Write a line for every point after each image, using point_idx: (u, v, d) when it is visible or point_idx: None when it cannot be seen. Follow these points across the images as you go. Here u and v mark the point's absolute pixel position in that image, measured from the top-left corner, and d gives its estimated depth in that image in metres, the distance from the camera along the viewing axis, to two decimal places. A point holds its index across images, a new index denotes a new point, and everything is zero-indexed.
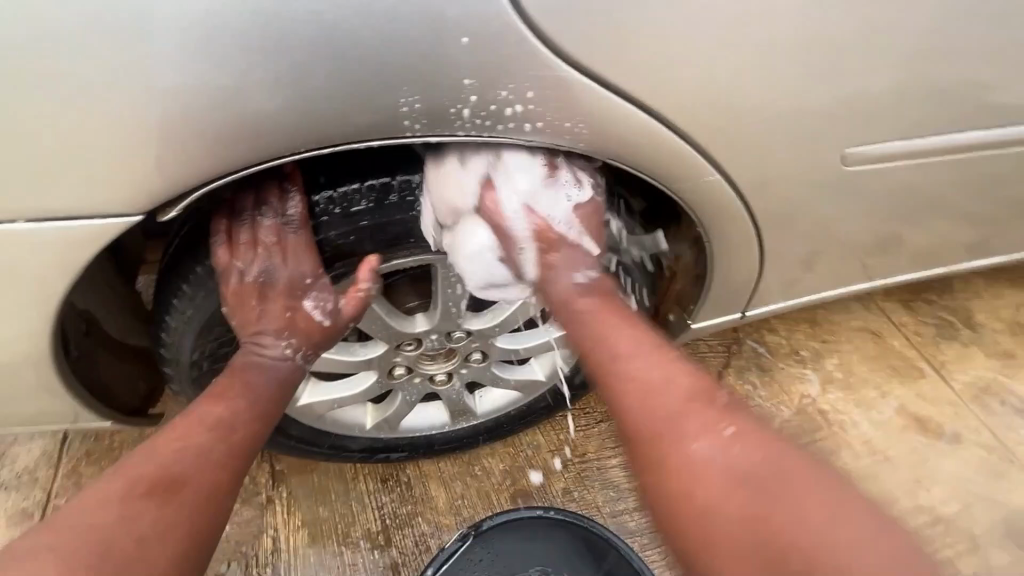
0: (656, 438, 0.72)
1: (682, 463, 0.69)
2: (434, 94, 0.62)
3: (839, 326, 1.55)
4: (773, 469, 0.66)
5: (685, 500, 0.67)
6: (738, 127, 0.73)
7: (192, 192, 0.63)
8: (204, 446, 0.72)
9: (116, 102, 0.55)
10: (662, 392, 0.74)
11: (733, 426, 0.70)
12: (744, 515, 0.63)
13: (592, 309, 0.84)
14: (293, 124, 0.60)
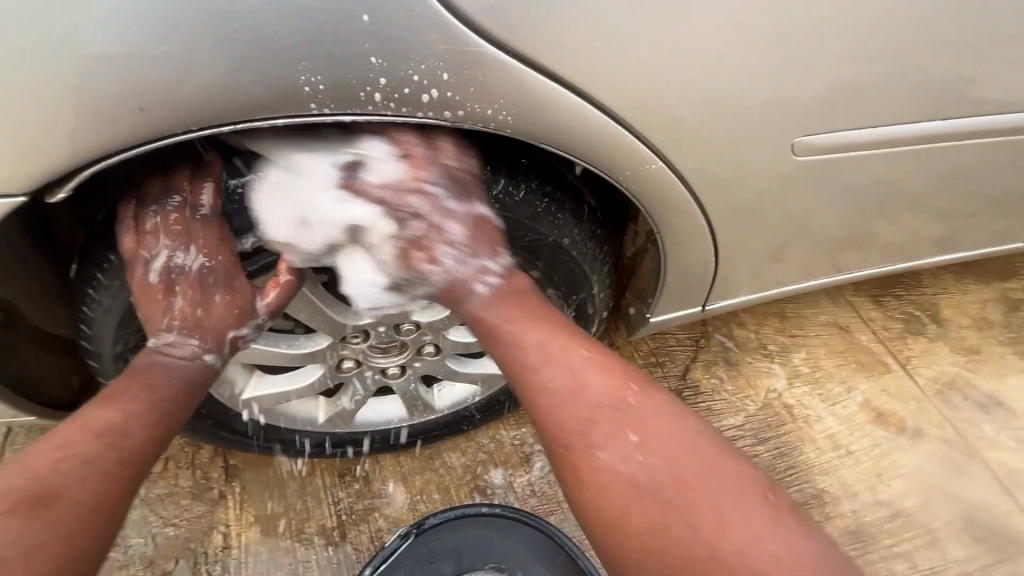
0: (566, 450, 0.71)
1: (589, 472, 0.69)
2: (341, 74, 0.57)
3: (808, 320, 1.55)
4: (687, 470, 0.66)
5: (602, 513, 0.67)
6: (686, 115, 0.71)
7: (80, 172, 0.59)
8: (87, 454, 0.66)
9: (7, 80, 0.52)
10: (574, 399, 0.72)
11: (642, 429, 0.70)
12: (652, 526, 0.64)
13: (502, 319, 0.77)
14: (195, 102, 0.56)
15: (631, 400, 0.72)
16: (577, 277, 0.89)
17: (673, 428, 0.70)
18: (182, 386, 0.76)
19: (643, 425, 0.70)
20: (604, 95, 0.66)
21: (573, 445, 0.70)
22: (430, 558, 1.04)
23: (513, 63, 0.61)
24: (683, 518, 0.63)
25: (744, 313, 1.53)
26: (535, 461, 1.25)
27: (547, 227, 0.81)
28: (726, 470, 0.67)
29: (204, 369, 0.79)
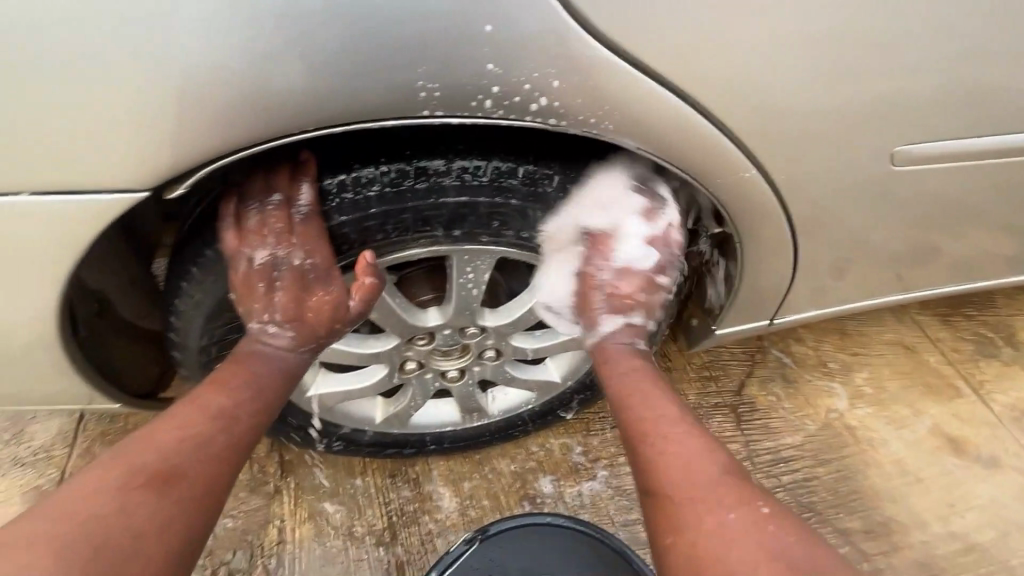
0: (687, 502, 0.69)
1: (712, 527, 0.66)
2: (456, 82, 0.59)
3: (871, 338, 1.48)
4: (810, 556, 0.63)
5: (704, 565, 0.63)
6: (778, 121, 0.69)
7: (200, 169, 0.61)
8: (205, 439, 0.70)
9: (134, 80, 0.54)
10: (705, 458, 0.73)
11: (772, 506, 0.68)
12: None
13: (638, 370, 0.87)
14: (310, 104, 0.58)
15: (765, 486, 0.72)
16: None
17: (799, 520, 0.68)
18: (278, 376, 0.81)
19: (772, 505, 0.69)
20: (699, 98, 0.65)
21: (693, 496, 0.69)
22: (495, 567, 1.03)
23: (628, 70, 0.61)
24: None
25: (802, 328, 1.48)
26: (585, 471, 1.23)
27: None
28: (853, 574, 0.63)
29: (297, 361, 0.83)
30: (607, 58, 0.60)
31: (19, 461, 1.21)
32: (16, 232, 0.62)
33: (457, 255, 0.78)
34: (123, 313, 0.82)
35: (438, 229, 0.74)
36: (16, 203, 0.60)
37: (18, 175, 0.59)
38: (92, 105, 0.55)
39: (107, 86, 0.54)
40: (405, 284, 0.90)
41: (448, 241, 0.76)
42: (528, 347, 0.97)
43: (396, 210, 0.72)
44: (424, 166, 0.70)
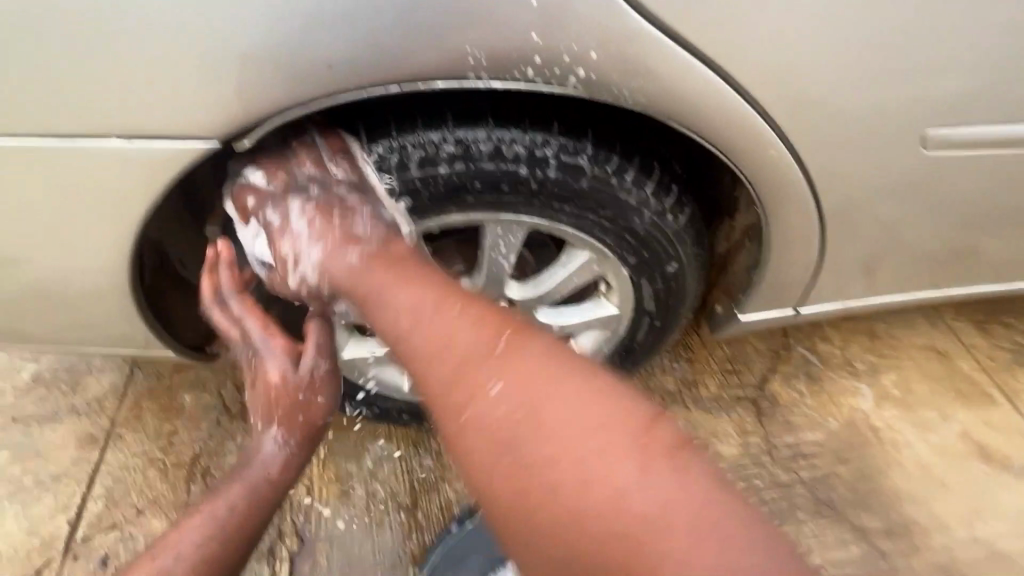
0: (455, 419, 0.64)
1: (473, 432, 0.61)
2: (501, 51, 0.62)
3: (901, 341, 1.45)
4: (552, 411, 0.59)
5: (479, 476, 0.61)
6: (814, 100, 0.70)
7: (266, 123, 0.65)
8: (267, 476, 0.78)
9: (207, 35, 0.58)
10: (446, 356, 0.65)
11: (506, 379, 0.62)
12: (520, 483, 0.57)
13: (378, 284, 0.71)
14: (364, 64, 0.61)
15: (498, 350, 0.64)
16: (675, 267, 0.89)
17: (539, 370, 0.62)
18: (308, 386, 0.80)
19: (508, 375, 0.62)
20: (734, 73, 0.66)
21: (451, 410, 0.64)
22: None
23: (665, 43, 0.63)
24: (553, 473, 0.56)
25: (829, 327, 1.46)
26: None
27: (653, 211, 0.82)
28: (600, 399, 0.59)
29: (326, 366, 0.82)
30: (644, 30, 0.62)
31: (74, 410, 1.30)
32: (94, 178, 0.68)
33: (491, 224, 0.82)
34: (178, 267, 0.88)
35: (472, 197, 0.79)
36: (93, 150, 0.65)
37: (97, 125, 0.64)
38: (166, 61, 0.59)
39: (180, 43, 0.59)
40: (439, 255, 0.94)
41: (482, 211, 0.80)
42: (555, 322, 1.00)
43: (433, 177, 0.76)
44: (463, 137, 0.74)
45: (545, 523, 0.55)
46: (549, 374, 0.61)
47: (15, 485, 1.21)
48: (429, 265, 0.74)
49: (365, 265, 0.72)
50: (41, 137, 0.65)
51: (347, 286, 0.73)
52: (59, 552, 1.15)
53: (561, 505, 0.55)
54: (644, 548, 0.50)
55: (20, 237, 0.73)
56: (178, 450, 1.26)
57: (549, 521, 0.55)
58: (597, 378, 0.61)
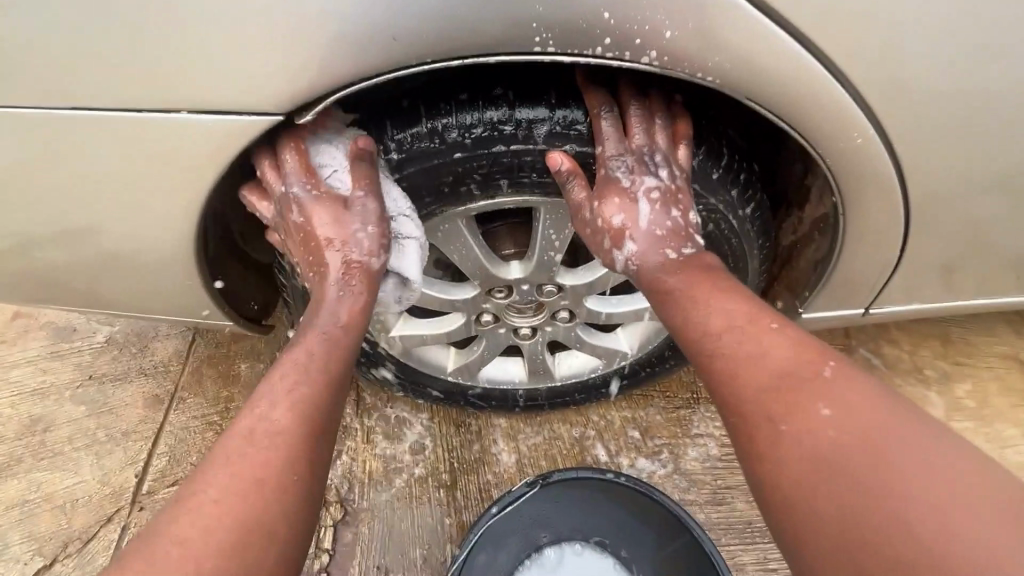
0: (745, 417, 0.59)
1: (768, 440, 0.56)
2: (569, 31, 0.59)
3: (978, 349, 1.34)
4: (911, 451, 0.49)
5: (774, 487, 0.55)
6: (911, 81, 0.63)
7: (324, 98, 0.64)
8: (285, 486, 0.60)
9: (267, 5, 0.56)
10: (759, 368, 0.60)
11: (839, 404, 0.54)
12: (835, 506, 0.50)
13: (683, 292, 0.68)
14: (427, 38, 0.59)
15: (823, 376, 0.57)
16: (738, 260, 0.83)
17: (872, 401, 0.54)
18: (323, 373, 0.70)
19: (836, 399, 0.55)
20: (830, 50, 0.60)
21: (753, 417, 0.58)
22: (550, 507, 1.05)
23: (750, 16, 0.58)
24: (882, 509, 0.47)
25: (896, 330, 1.37)
26: (645, 445, 1.23)
27: (719, 199, 0.74)
28: (950, 461, 0.48)
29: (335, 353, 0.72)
30: (729, 7, 0.57)
31: (143, 372, 1.39)
32: (166, 150, 0.68)
33: (545, 207, 0.77)
34: (235, 239, 0.91)
35: (545, 175, 0.70)
36: (163, 122, 0.65)
37: (167, 97, 0.63)
38: (233, 31, 0.58)
39: (248, 15, 0.57)
40: (489, 239, 0.91)
41: (541, 194, 0.73)
42: (603, 311, 0.98)
43: (501, 154, 0.67)
44: (527, 114, 0.66)
45: (850, 555, 0.48)
46: (892, 412, 0.53)
47: (89, 438, 1.30)
48: (730, 279, 0.70)
49: (680, 264, 0.70)
50: (113, 110, 0.65)
51: (656, 285, 0.71)
52: (127, 502, 1.22)
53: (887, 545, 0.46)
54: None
55: (95, 209, 0.75)
56: (234, 415, 1.33)
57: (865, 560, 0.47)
58: (937, 429, 0.51)
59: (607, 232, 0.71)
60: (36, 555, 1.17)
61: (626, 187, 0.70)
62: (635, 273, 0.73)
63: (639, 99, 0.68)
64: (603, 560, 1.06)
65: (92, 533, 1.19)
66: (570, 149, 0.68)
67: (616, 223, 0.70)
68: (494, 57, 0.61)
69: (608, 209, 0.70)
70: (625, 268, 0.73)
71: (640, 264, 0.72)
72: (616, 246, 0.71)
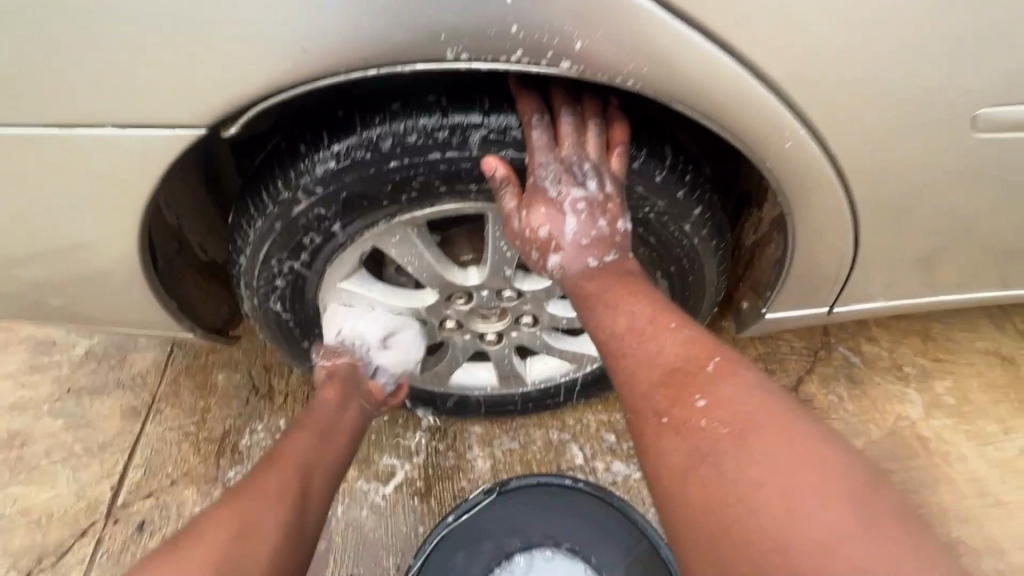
0: (636, 409, 0.59)
1: (656, 432, 0.57)
2: (481, 42, 0.59)
3: (959, 344, 1.33)
4: (779, 448, 0.49)
5: (660, 479, 0.55)
6: (839, 78, 0.62)
7: (249, 110, 0.64)
8: (323, 479, 0.82)
9: (179, 17, 0.56)
10: (649, 362, 0.60)
11: (715, 397, 0.55)
12: (702, 496, 0.51)
13: (600, 295, 0.67)
14: (340, 48, 0.58)
15: (708, 370, 0.57)
16: (694, 262, 0.83)
17: (756, 400, 0.54)
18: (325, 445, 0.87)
19: (718, 392, 0.55)
20: (753, 49, 0.60)
21: (643, 410, 0.59)
22: (511, 515, 1.05)
23: (656, 18, 0.57)
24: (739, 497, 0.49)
25: (876, 327, 1.35)
26: (621, 448, 1.22)
27: (666, 200, 0.74)
28: (805, 454, 0.49)
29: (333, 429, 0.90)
30: (636, 11, 0.57)
31: (120, 385, 1.39)
32: (95, 165, 0.67)
33: (494, 213, 0.76)
34: (196, 253, 0.92)
35: (484, 182, 0.70)
36: (90, 137, 0.65)
37: (91, 111, 0.63)
38: (149, 46, 0.58)
39: (163, 28, 0.57)
40: (446, 244, 0.90)
41: (486, 198, 0.73)
42: (566, 316, 0.97)
43: (434, 161, 0.67)
44: (462, 120, 0.66)
45: (717, 546, 0.48)
46: (784, 410, 0.53)
47: (66, 451, 1.30)
48: (645, 284, 0.68)
49: (600, 270, 0.70)
50: (39, 125, 0.64)
51: (577, 289, 0.70)
52: (102, 515, 1.22)
53: (742, 534, 0.47)
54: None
55: (35, 228, 0.75)
56: (211, 425, 1.32)
57: (728, 546, 0.48)
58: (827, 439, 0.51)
59: (534, 242, 0.70)
60: (11, 570, 1.18)
61: (552, 196, 0.69)
62: (559, 281, 0.72)
63: (572, 106, 0.67)
64: (573, 566, 1.03)
65: (66, 547, 1.19)
66: (510, 155, 0.69)
67: (542, 234, 0.70)
68: (413, 66, 0.60)
69: (534, 220, 0.69)
70: (551, 275, 0.72)
71: (563, 271, 0.71)
72: (543, 258, 0.71)
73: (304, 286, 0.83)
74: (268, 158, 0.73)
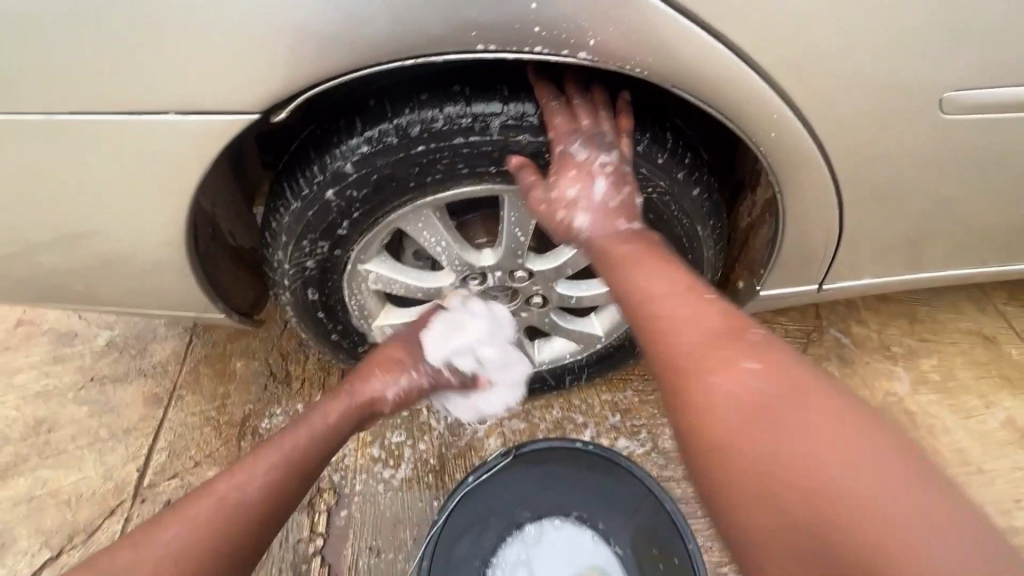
0: (677, 369, 0.61)
1: (698, 389, 0.58)
2: (507, 38, 0.65)
3: (943, 325, 1.40)
4: (824, 404, 0.52)
5: (699, 431, 0.57)
6: (821, 66, 0.69)
7: (297, 96, 0.71)
8: (305, 473, 0.84)
9: (237, 15, 0.63)
10: (691, 328, 0.63)
11: (760, 358, 0.57)
12: (746, 445, 0.52)
13: (635, 260, 0.72)
14: (380, 40, 0.65)
15: (754, 339, 0.59)
16: (693, 240, 0.89)
17: (798, 365, 0.56)
18: (294, 455, 0.84)
19: (760, 355, 0.58)
20: (743, 39, 0.67)
21: (683, 369, 0.60)
22: (521, 477, 1.10)
23: (663, 14, 0.64)
24: (774, 448, 0.51)
25: (865, 310, 1.42)
26: (625, 425, 1.28)
27: (667, 180, 0.80)
28: (850, 411, 0.51)
29: (314, 440, 0.87)
30: (646, 10, 0.64)
31: (142, 372, 1.45)
32: (149, 149, 0.74)
33: (509, 195, 0.82)
34: (227, 238, 0.98)
35: (502, 165, 0.77)
36: (150, 125, 0.71)
37: (150, 99, 0.69)
38: (208, 41, 0.65)
39: (222, 23, 0.64)
40: (462, 229, 0.97)
41: (502, 181, 0.79)
42: (573, 295, 1.04)
43: (458, 144, 0.74)
44: (484, 106, 0.73)
45: (759, 490, 0.50)
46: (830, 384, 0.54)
47: (91, 436, 1.36)
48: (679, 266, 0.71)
49: (632, 235, 0.76)
50: (102, 113, 0.70)
51: (601, 245, 0.76)
52: (129, 496, 1.27)
53: (786, 477, 0.49)
54: (877, 563, 0.42)
55: (87, 212, 0.80)
56: (231, 410, 1.38)
57: (769, 490, 0.50)
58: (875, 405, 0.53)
59: (560, 204, 0.76)
60: (43, 548, 1.23)
61: (580, 162, 0.75)
62: (586, 244, 0.78)
63: (583, 93, 0.74)
64: (581, 534, 1.10)
65: (96, 525, 1.25)
66: (527, 140, 0.75)
67: (569, 195, 0.76)
68: (444, 56, 0.67)
69: (564, 183, 0.76)
70: (577, 237, 0.78)
71: (591, 234, 0.76)
72: (569, 217, 0.76)
73: (332, 267, 0.89)
74: (303, 143, 0.79)
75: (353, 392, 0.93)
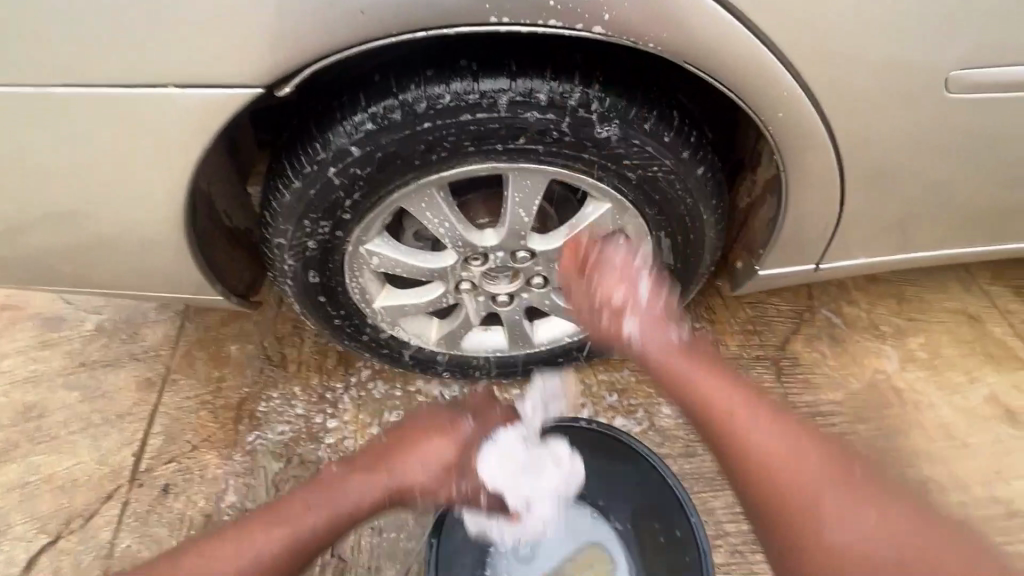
0: (742, 449, 0.76)
1: (760, 465, 0.74)
2: (521, 10, 0.65)
3: (931, 304, 1.44)
4: (858, 485, 0.71)
5: (767, 500, 0.73)
6: (828, 42, 0.70)
7: (302, 70, 0.69)
8: (346, 523, 0.92)
9: None
10: (757, 427, 0.76)
11: (813, 452, 0.74)
12: (807, 517, 0.70)
13: (690, 369, 0.81)
14: (390, 11, 0.64)
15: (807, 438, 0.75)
16: (695, 220, 0.89)
17: (836, 457, 0.74)
18: (321, 524, 0.90)
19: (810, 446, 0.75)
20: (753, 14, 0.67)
21: (745, 450, 0.75)
22: None
23: None
24: (821, 506, 0.70)
25: (856, 291, 1.45)
26: (622, 405, 1.30)
27: (673, 159, 0.80)
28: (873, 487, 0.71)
29: (341, 516, 0.91)
30: None
31: (133, 357, 1.42)
32: (147, 123, 0.72)
33: (513, 173, 0.81)
34: (223, 218, 0.96)
35: (508, 143, 0.76)
36: (149, 97, 0.69)
37: (150, 70, 0.67)
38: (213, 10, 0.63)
39: None
40: (463, 209, 0.96)
41: (506, 159, 0.79)
42: None
43: (465, 121, 0.73)
44: (492, 83, 0.72)
45: (815, 552, 0.69)
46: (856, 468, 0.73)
47: (84, 421, 1.34)
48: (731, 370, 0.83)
49: (687, 342, 0.83)
50: (100, 84, 0.68)
51: (656, 355, 0.83)
52: (126, 480, 1.26)
53: (834, 546, 0.68)
54: None
55: (83, 189, 0.78)
56: (227, 394, 1.37)
57: (820, 547, 0.68)
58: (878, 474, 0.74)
59: (615, 309, 0.86)
60: (40, 533, 1.22)
61: (636, 273, 0.87)
62: (639, 352, 0.85)
63: (589, 71, 0.74)
64: (580, 511, 1.12)
65: (93, 510, 1.24)
66: (534, 117, 0.74)
67: (621, 300, 0.86)
68: (455, 28, 0.66)
69: (615, 290, 0.86)
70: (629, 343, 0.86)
71: (645, 344, 0.84)
72: (619, 321, 0.86)
73: (334, 247, 0.88)
74: (305, 119, 0.78)
75: (397, 471, 0.96)
